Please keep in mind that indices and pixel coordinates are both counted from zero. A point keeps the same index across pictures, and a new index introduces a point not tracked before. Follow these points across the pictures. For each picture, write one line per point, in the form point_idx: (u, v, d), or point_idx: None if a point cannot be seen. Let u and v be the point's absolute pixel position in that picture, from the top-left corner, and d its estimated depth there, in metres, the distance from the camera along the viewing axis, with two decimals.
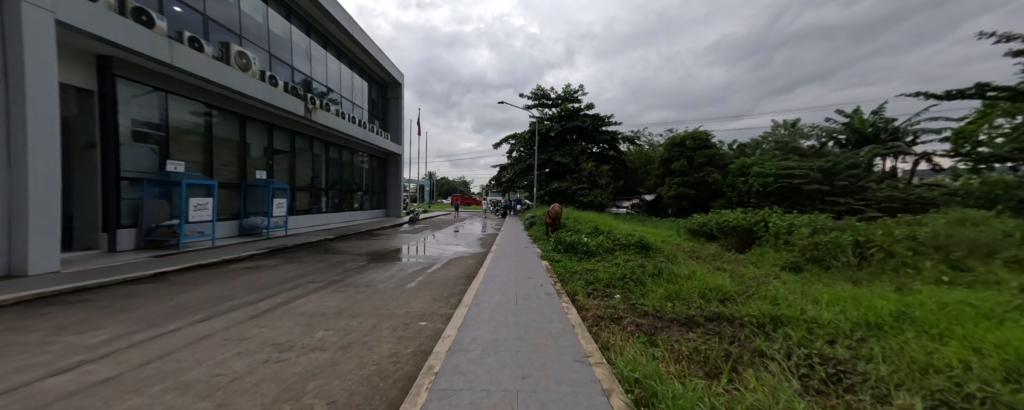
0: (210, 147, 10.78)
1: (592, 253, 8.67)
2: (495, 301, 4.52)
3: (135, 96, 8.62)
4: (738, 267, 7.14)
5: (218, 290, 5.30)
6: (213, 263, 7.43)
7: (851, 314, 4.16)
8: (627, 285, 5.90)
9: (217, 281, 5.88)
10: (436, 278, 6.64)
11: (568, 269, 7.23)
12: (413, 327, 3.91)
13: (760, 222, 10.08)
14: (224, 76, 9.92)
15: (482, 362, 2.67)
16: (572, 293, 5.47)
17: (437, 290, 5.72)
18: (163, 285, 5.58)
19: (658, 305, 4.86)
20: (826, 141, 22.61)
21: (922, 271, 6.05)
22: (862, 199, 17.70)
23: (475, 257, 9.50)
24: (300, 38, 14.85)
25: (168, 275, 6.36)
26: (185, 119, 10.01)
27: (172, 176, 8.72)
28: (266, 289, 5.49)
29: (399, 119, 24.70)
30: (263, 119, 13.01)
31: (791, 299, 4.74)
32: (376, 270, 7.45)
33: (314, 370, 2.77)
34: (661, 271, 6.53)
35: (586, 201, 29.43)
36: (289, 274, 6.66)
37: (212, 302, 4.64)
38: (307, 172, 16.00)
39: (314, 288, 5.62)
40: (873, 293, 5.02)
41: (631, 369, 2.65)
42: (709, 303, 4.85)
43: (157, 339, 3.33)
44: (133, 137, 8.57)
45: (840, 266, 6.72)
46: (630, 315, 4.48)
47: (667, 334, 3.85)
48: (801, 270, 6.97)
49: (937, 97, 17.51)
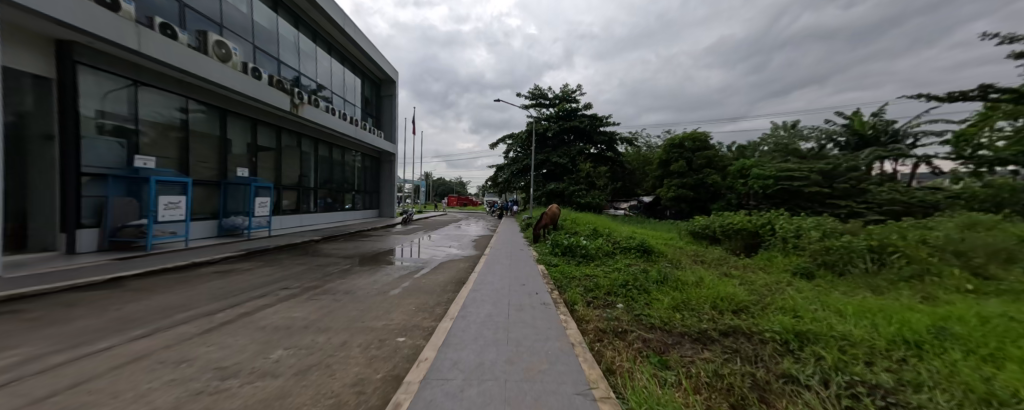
0: (185, 143, 10.13)
1: (591, 257, 8.15)
2: (484, 313, 3.98)
3: (100, 85, 7.95)
4: (746, 272, 6.68)
5: (176, 298, 4.70)
6: (180, 266, 6.83)
7: (882, 329, 3.65)
8: (629, 293, 5.42)
9: (177, 288, 5.28)
10: (422, 284, 6.12)
11: (565, 274, 6.74)
12: (388, 345, 3.39)
13: (766, 225, 9.64)
14: (202, 67, 9.23)
15: (462, 398, 2.16)
16: (569, 301, 4.99)
17: (422, 298, 5.18)
18: (116, 292, 4.98)
19: (665, 316, 4.39)
20: (825, 143, 22.44)
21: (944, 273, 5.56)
22: (863, 202, 17.45)
23: (467, 260, 8.93)
24: (288, 31, 14.30)
25: (126, 279, 5.75)
26: (158, 114, 9.36)
27: (139, 170, 8.09)
28: (231, 296, 4.91)
29: (393, 117, 24.17)
30: (246, 114, 12.36)
31: (813, 311, 4.24)
32: (359, 274, 6.92)
33: (255, 405, 2.24)
34: (666, 278, 6.01)
35: (584, 202, 28.70)
36: (262, 279, 6.07)
37: (164, 313, 4.06)
38: (294, 170, 15.37)
39: (286, 296, 5.06)
40: (898, 304, 4.52)
41: (644, 405, 2.15)
42: (721, 314, 4.33)
43: (76, 364, 2.76)
44: (98, 129, 7.89)
45: (856, 272, 6.26)
46: (634, 329, 4.01)
47: (680, 354, 3.36)
48: (814, 277, 6.53)
49: (938, 99, 17.53)
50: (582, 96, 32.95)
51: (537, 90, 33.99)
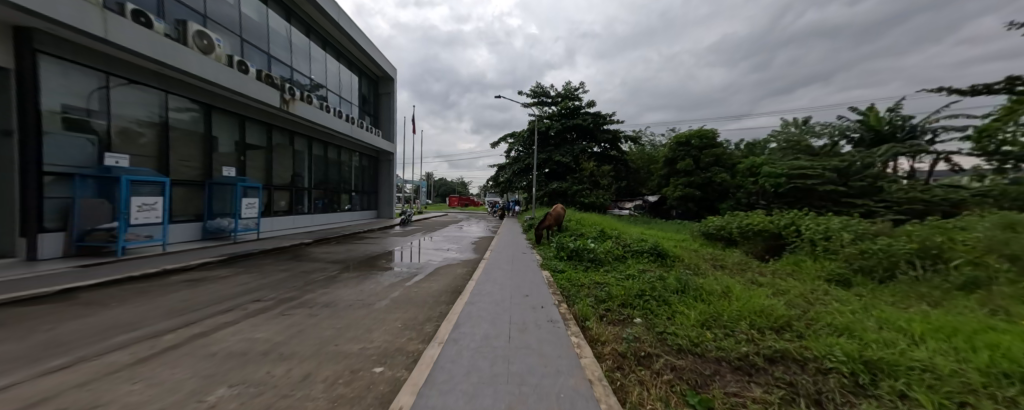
0: (164, 140, 9.57)
1: (600, 261, 7.50)
2: (480, 335, 3.32)
3: (66, 76, 7.37)
4: (775, 279, 6.01)
5: (126, 315, 4.07)
6: (149, 274, 6.22)
7: (970, 356, 2.94)
8: (648, 305, 4.76)
9: (134, 301, 4.65)
10: (413, 295, 5.47)
11: (573, 281, 6.11)
12: (361, 379, 2.73)
13: (790, 226, 8.94)
14: (178, 57, 8.61)
15: None
16: (580, 316, 4.32)
17: (410, 312, 4.53)
18: (62, 306, 4.35)
19: (694, 335, 3.72)
20: (838, 140, 21.67)
21: (1009, 274, 4.86)
22: (880, 200, 16.66)
23: (466, 265, 8.30)
24: (279, 24, 13.71)
25: (82, 290, 5.14)
26: (132, 109, 8.77)
27: (111, 169, 7.51)
28: (192, 311, 4.28)
29: (391, 115, 23.60)
30: (232, 110, 11.77)
31: (873, 330, 3.52)
32: (345, 283, 6.29)
33: None
34: (687, 287, 5.32)
35: (588, 202, 28.10)
36: (234, 290, 5.43)
37: (102, 335, 3.42)
38: (287, 170, 14.79)
39: (255, 310, 4.43)
40: (972, 321, 3.79)
41: None
42: (761, 334, 3.65)
43: None
44: (65, 125, 7.34)
45: (904, 280, 5.54)
46: (661, 354, 3.35)
47: (724, 391, 2.69)
48: (852, 285, 5.85)
49: (960, 93, 16.75)
50: (584, 94, 32.32)
51: (539, 88, 33.37)
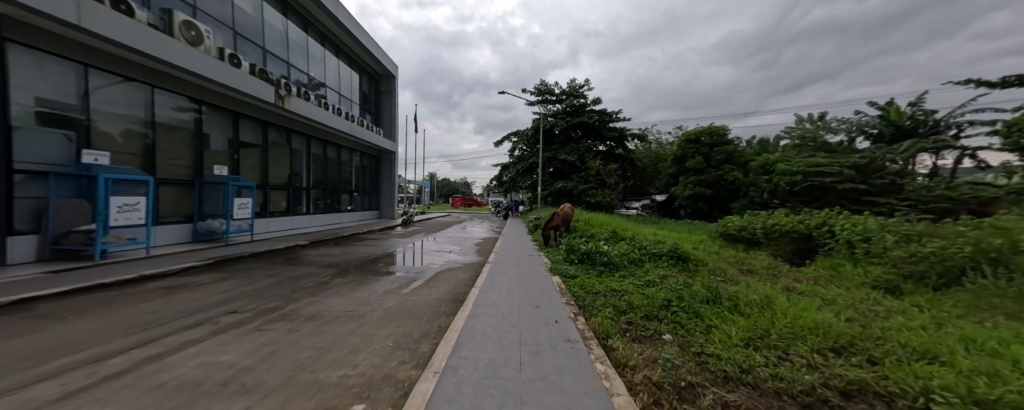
0: (151, 137, 9.12)
1: (615, 265, 6.90)
2: (484, 361, 2.73)
3: (39, 69, 6.93)
4: (816, 286, 5.38)
5: (77, 331, 3.53)
6: (124, 281, 5.71)
7: None
8: (677, 318, 4.15)
9: (95, 313, 4.13)
10: (410, 304, 4.90)
11: (588, 288, 5.53)
12: None
13: (822, 228, 8.25)
14: (162, 48, 8.13)
15: None
16: (601, 332, 3.71)
17: (405, 327, 3.94)
18: (8, 320, 3.83)
19: (744, 360, 3.09)
20: (856, 136, 20.83)
21: None
22: (903, 199, 15.86)
23: (469, 269, 7.74)
24: (274, 17, 13.22)
25: (42, 300, 4.63)
26: (114, 103, 8.30)
27: (92, 168, 7.06)
28: (153, 327, 3.72)
29: (393, 113, 23.11)
30: (225, 106, 11.30)
31: (967, 356, 2.86)
32: (337, 290, 5.74)
33: None
34: (719, 296, 4.71)
35: (594, 202, 27.41)
36: (212, 299, 4.89)
37: (34, 359, 2.87)
38: (284, 169, 14.34)
39: (229, 324, 3.89)
40: None
41: None
42: (824, 358, 3.02)
43: None
44: (39, 120, 6.92)
45: (970, 287, 4.84)
46: (706, 385, 2.73)
47: None
48: (904, 294, 5.20)
49: (989, 85, 15.88)
50: (589, 91, 31.67)
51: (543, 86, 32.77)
